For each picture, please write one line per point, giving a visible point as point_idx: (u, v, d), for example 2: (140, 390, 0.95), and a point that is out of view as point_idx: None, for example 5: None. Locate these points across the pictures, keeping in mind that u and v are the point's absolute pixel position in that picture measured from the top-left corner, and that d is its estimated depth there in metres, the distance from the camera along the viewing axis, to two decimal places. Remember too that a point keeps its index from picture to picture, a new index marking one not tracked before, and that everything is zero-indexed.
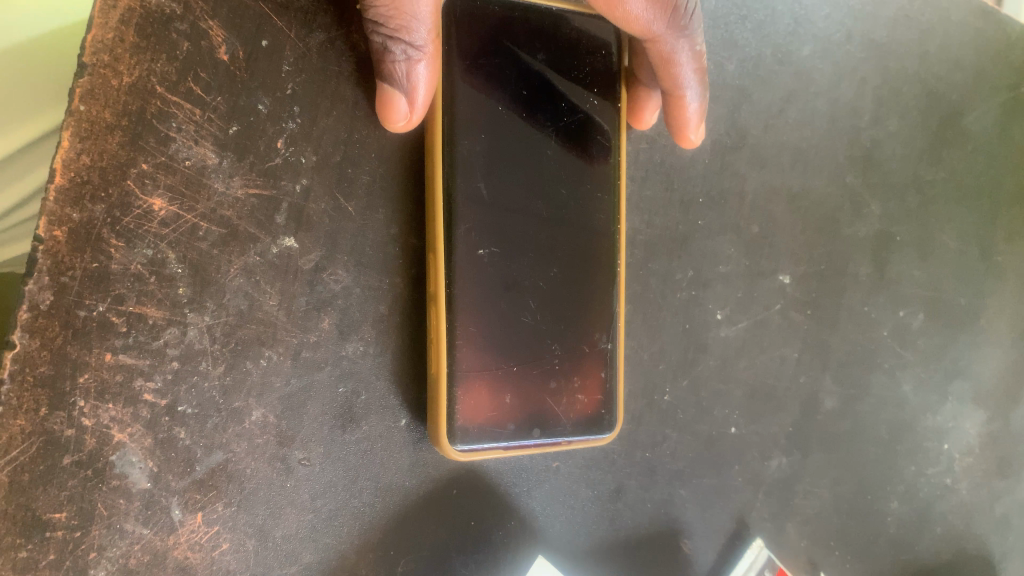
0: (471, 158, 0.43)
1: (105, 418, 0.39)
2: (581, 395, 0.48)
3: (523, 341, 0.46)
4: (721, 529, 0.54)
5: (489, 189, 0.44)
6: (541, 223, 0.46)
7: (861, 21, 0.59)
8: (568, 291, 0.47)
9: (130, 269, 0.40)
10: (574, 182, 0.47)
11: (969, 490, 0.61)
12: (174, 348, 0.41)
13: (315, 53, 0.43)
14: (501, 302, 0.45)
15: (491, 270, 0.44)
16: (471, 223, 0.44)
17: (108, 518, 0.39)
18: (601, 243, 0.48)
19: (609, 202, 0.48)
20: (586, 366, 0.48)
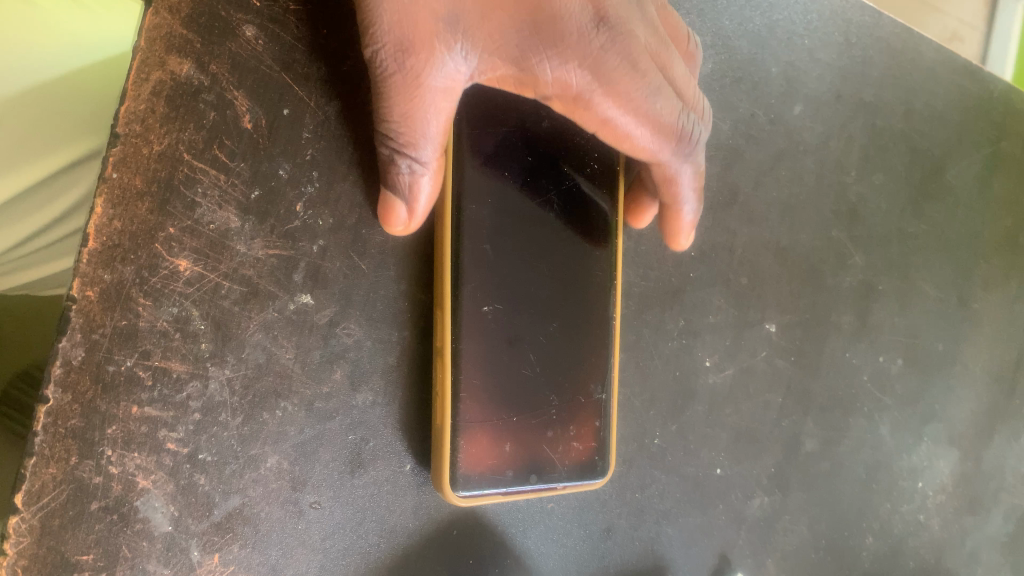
0: (478, 222, 0.46)
1: (130, 466, 0.42)
2: (575, 443, 0.51)
3: (522, 393, 0.48)
4: (705, 564, 0.57)
5: (495, 250, 0.47)
6: (543, 280, 0.49)
7: (849, 81, 0.62)
8: (566, 344, 0.50)
9: (157, 325, 0.42)
10: (573, 242, 0.50)
11: (941, 525, 0.65)
12: (197, 401, 0.43)
13: (334, 120, 0.46)
14: (503, 356, 0.47)
15: (495, 326, 0.47)
16: (480, 281, 0.46)
17: (132, 560, 0.42)
18: (598, 298, 0.51)
19: (606, 260, 0.51)
20: (581, 416, 0.51)
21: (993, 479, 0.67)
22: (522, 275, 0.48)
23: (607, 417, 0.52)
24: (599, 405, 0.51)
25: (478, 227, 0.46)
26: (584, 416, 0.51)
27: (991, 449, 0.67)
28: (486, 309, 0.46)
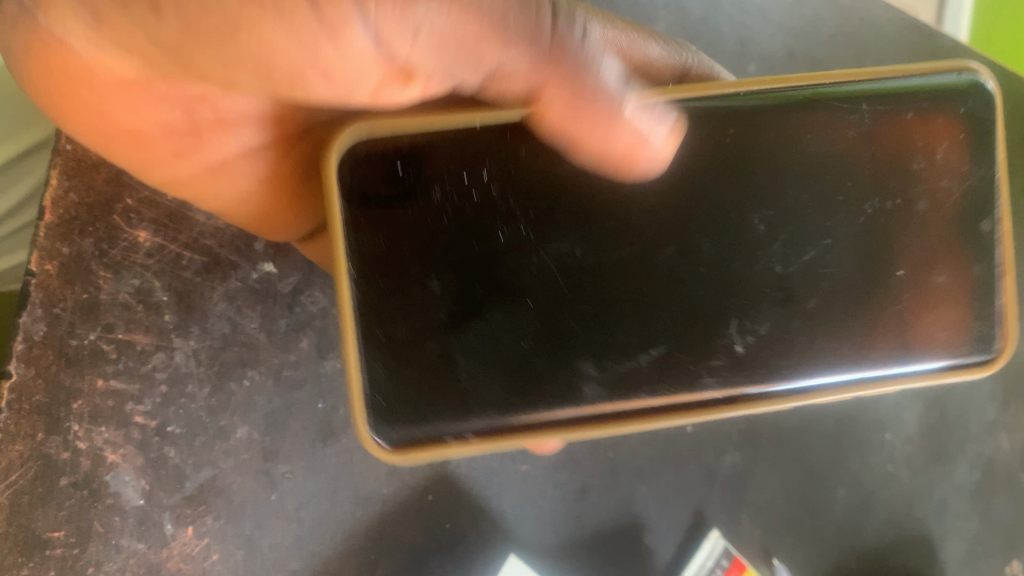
0: (621, 308, 0.36)
1: (99, 441, 0.44)
2: (947, 329, 0.38)
3: (808, 334, 0.37)
4: (680, 521, 0.56)
5: (649, 300, 0.36)
6: (796, 214, 0.37)
7: (801, 40, 0.62)
8: (880, 262, 0.38)
9: (118, 298, 0.45)
10: (822, 134, 0.36)
11: (910, 477, 0.61)
12: (162, 372, 0.45)
13: None
14: (810, 336, 0.37)
15: (753, 332, 0.37)
16: (800, 309, 0.37)
17: (105, 535, 0.43)
18: (889, 204, 0.38)
19: (885, 121, 0.36)
20: (942, 257, 0.38)
21: (958, 429, 0.62)
22: (770, 222, 0.37)
23: (985, 283, 0.38)
24: (966, 278, 0.38)
25: (635, 276, 0.36)
26: (937, 282, 0.38)
27: (956, 396, 0.62)
28: (758, 320, 0.37)
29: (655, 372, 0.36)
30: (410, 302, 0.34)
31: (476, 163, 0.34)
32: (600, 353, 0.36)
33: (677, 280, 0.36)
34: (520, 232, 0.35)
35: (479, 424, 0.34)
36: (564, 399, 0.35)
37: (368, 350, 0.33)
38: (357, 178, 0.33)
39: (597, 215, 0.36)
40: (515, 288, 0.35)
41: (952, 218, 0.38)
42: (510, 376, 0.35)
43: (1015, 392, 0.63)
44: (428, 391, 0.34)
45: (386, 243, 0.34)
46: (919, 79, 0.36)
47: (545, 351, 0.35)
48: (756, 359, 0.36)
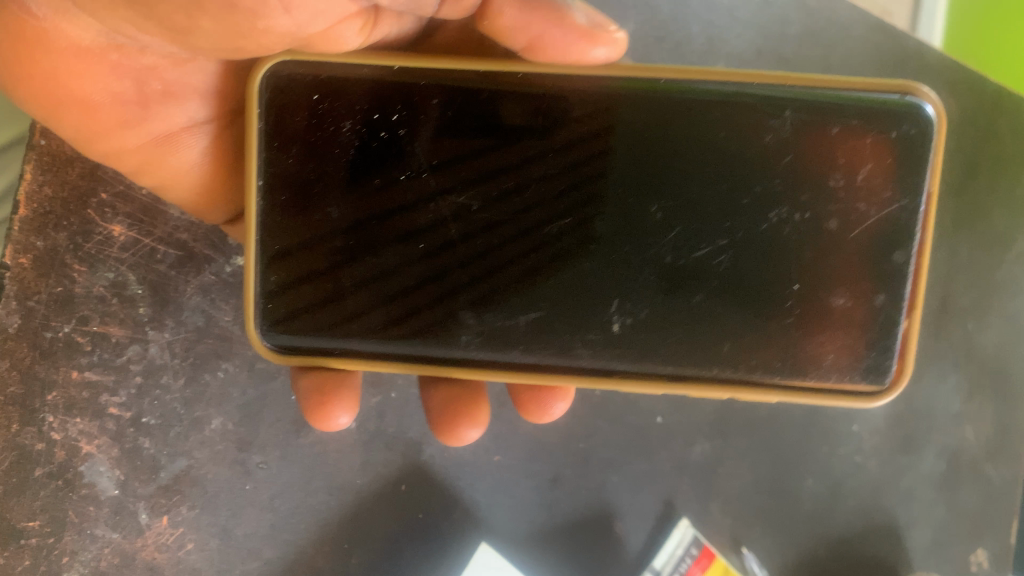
0: (510, 273, 0.36)
1: (73, 432, 0.47)
2: (837, 353, 0.35)
3: (690, 314, 0.36)
4: (650, 511, 0.57)
5: (535, 270, 0.36)
6: (702, 207, 0.35)
7: (770, 39, 0.63)
8: (780, 270, 0.35)
9: (93, 291, 0.46)
10: (736, 135, 0.35)
11: (877, 466, 0.62)
12: (137, 364, 0.47)
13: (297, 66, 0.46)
14: (689, 330, 0.36)
15: (631, 314, 0.36)
16: (682, 300, 0.36)
17: (80, 524, 0.47)
18: (799, 213, 0.35)
19: (803, 131, 0.34)
20: (845, 279, 0.35)
21: (923, 419, 0.63)
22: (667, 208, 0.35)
23: (885, 315, 0.35)
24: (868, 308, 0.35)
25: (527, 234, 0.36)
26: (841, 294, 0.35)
27: (922, 388, 0.63)
28: (631, 302, 0.36)
29: (529, 334, 0.36)
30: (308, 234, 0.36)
31: (391, 111, 0.35)
32: (479, 305, 0.36)
33: (563, 252, 0.36)
34: (422, 178, 0.36)
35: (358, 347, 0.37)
36: (436, 342, 0.37)
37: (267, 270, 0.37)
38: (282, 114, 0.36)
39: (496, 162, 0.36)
40: (411, 232, 0.36)
41: (867, 241, 0.35)
42: (398, 312, 0.37)
43: (979, 383, 0.63)
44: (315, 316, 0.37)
45: (295, 165, 0.36)
46: (861, 89, 0.34)
47: (420, 295, 0.37)
48: (631, 341, 0.36)
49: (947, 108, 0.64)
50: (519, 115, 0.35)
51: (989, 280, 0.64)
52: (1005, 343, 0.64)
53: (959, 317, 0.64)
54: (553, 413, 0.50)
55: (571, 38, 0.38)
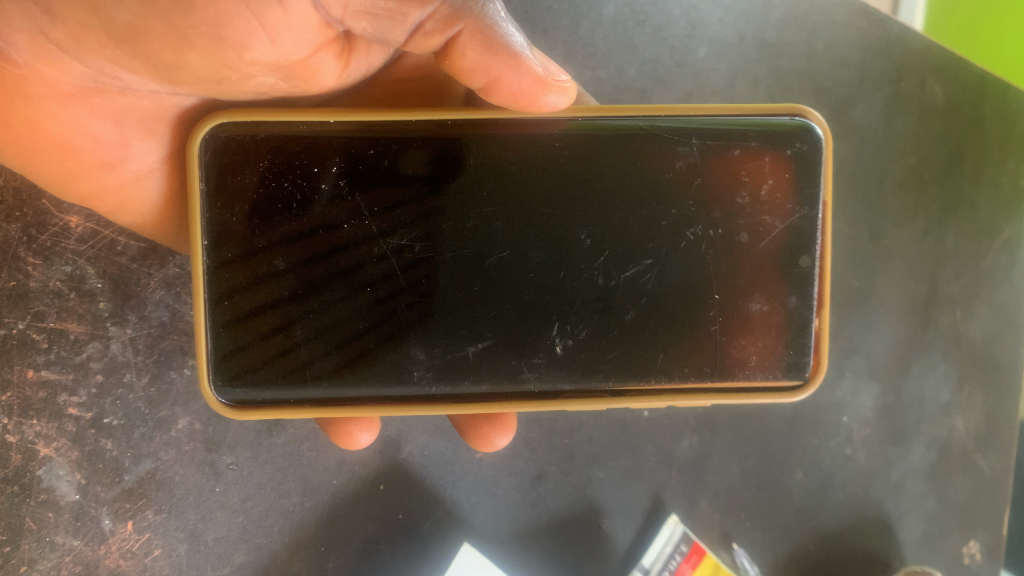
0: (495, 299, 0.37)
1: (30, 434, 0.45)
2: (760, 353, 0.38)
3: (675, 298, 0.38)
4: (639, 508, 0.55)
5: (534, 288, 0.37)
6: (623, 235, 0.37)
7: (752, 23, 0.58)
8: (694, 283, 0.38)
9: (49, 285, 0.45)
10: (624, 159, 0.37)
11: (868, 458, 0.61)
12: (97, 362, 0.46)
13: (332, 151, 0.36)
14: (652, 328, 0.38)
15: (585, 330, 0.38)
16: (615, 319, 0.38)
17: (38, 530, 0.45)
18: (711, 230, 0.38)
19: (710, 157, 0.37)
20: (759, 286, 0.38)
21: (914, 410, 0.61)
22: (571, 159, 0.37)
23: (800, 318, 0.38)
24: (789, 220, 0.37)
25: (485, 222, 0.37)
26: (755, 204, 0.37)
27: (910, 378, 0.61)
28: (618, 302, 0.38)
29: (491, 343, 0.37)
30: (271, 326, 0.37)
31: (332, 168, 0.36)
32: (429, 340, 0.37)
33: (509, 282, 0.37)
34: (364, 226, 0.37)
35: (354, 395, 0.38)
36: (389, 381, 0.37)
37: (221, 373, 0.37)
38: (225, 176, 0.36)
39: (439, 207, 0.37)
40: (356, 275, 0.37)
41: (777, 250, 0.38)
42: (346, 358, 0.37)
43: (969, 373, 0.62)
44: (282, 366, 0.37)
45: (243, 227, 0.36)
46: (742, 118, 0.37)
47: (386, 338, 0.37)
48: (573, 361, 0.38)
49: (933, 94, 0.61)
50: (479, 157, 0.36)
51: (977, 269, 0.62)
52: (993, 332, 0.63)
53: (949, 305, 0.62)
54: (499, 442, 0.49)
55: (526, 82, 0.36)
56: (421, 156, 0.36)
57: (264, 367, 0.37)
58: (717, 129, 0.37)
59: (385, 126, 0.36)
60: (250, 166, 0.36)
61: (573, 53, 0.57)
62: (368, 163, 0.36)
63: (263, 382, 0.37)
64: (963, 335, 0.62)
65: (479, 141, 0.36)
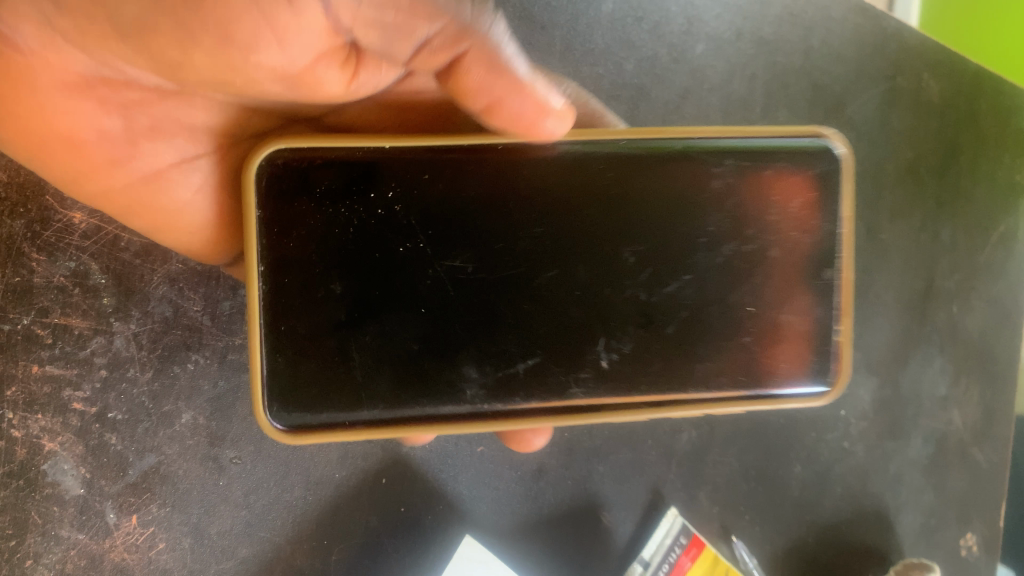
0: (541, 319, 0.37)
1: (35, 429, 0.46)
2: (787, 362, 0.39)
3: (720, 312, 0.38)
4: (639, 501, 0.56)
5: (581, 306, 0.38)
6: (663, 250, 0.38)
7: (749, 20, 0.59)
8: (731, 294, 0.38)
9: (53, 281, 0.45)
10: (658, 179, 0.37)
11: (865, 452, 0.61)
12: (101, 357, 0.46)
13: (383, 171, 0.36)
14: (696, 344, 0.38)
15: (632, 345, 0.38)
16: (659, 333, 0.38)
17: (43, 524, 0.46)
18: (744, 246, 0.38)
19: (744, 174, 0.37)
20: (788, 297, 0.38)
21: (911, 403, 0.62)
22: (616, 179, 0.37)
23: (827, 324, 0.39)
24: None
25: (534, 239, 0.37)
26: (784, 220, 0.38)
27: (907, 372, 0.61)
28: (659, 317, 0.38)
29: (545, 359, 0.37)
30: (327, 352, 0.36)
31: (386, 188, 0.36)
32: (482, 357, 0.37)
33: (555, 299, 0.37)
34: (419, 248, 0.37)
35: (417, 416, 0.37)
36: (445, 399, 0.37)
37: (274, 399, 0.36)
38: (280, 200, 0.35)
39: (491, 226, 0.37)
40: (413, 297, 0.37)
41: (802, 263, 0.38)
42: (407, 383, 0.37)
43: (965, 366, 0.63)
44: (337, 390, 0.37)
45: (297, 251, 0.36)
46: (765, 139, 0.37)
47: (439, 357, 0.37)
48: (620, 375, 0.38)
49: (929, 90, 0.61)
50: (529, 174, 0.36)
51: (973, 263, 0.62)
52: (989, 326, 0.63)
53: (946, 299, 0.62)
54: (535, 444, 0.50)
55: (528, 109, 0.35)
56: (472, 179, 0.36)
57: (318, 392, 0.36)
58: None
59: (420, 150, 0.36)
60: (307, 193, 0.35)
61: (571, 50, 0.57)
62: (422, 189, 0.36)
63: (318, 406, 0.37)
64: (960, 329, 0.62)
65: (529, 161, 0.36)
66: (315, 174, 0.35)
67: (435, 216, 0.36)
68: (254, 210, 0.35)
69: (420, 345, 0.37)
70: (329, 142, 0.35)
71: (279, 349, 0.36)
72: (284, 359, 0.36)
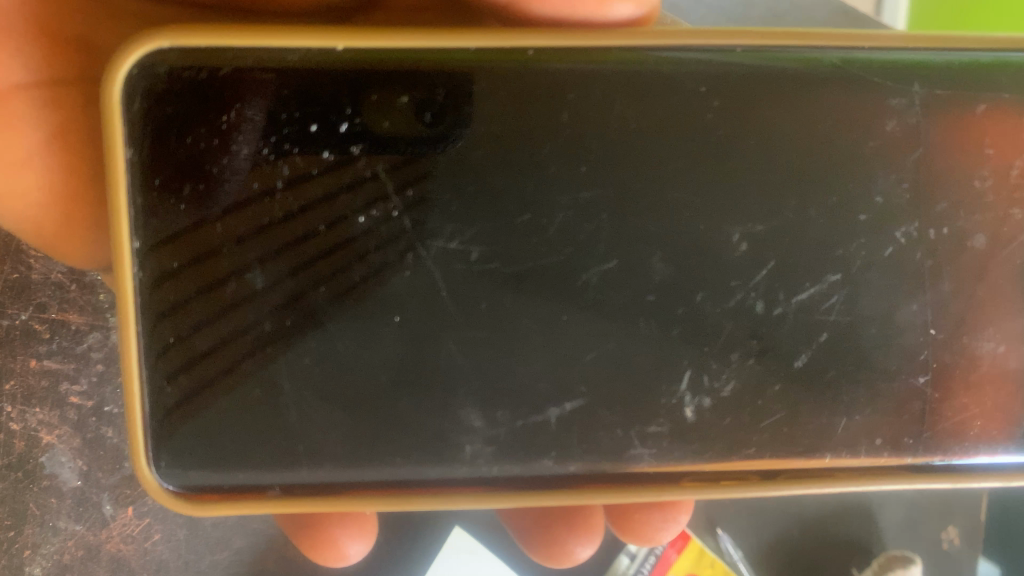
0: (554, 336, 0.32)
1: (33, 422, 0.46)
2: (983, 417, 0.33)
3: (883, 332, 0.33)
4: None
5: (655, 315, 0.32)
6: (791, 232, 0.32)
7: (735, 23, 0.60)
8: (891, 307, 0.32)
9: (51, 278, 0.46)
10: (780, 112, 0.30)
11: None
12: (98, 351, 0.47)
13: (329, 105, 0.29)
14: (808, 392, 0.33)
15: (761, 377, 0.33)
16: (780, 355, 0.32)
17: (42, 516, 0.47)
18: (924, 229, 0.32)
19: (927, 103, 0.30)
20: (989, 321, 0.33)
21: None
22: (723, 123, 0.30)
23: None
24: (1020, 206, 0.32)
25: (584, 208, 0.31)
26: (995, 184, 0.32)
27: None
28: (780, 343, 0.32)
29: (593, 376, 0.32)
30: (249, 376, 0.31)
31: (339, 124, 0.29)
32: (483, 397, 0.32)
33: (612, 311, 0.32)
34: (393, 218, 0.31)
35: (370, 479, 0.32)
36: (430, 461, 0.32)
37: (164, 450, 0.31)
38: (177, 141, 0.28)
39: (516, 186, 0.31)
40: (384, 300, 0.31)
41: (1012, 270, 0.32)
42: (364, 434, 0.32)
43: None
44: (262, 443, 0.31)
45: (200, 218, 0.29)
46: (1020, 52, 0.30)
47: (416, 395, 0.32)
48: (713, 420, 0.32)
49: None
50: (585, 108, 0.30)
51: None
52: None
53: None
54: (580, 555, 0.50)
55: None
56: (482, 113, 0.30)
57: (232, 441, 0.31)
58: (954, 74, 0.30)
59: (421, 55, 0.28)
60: (210, 122, 0.28)
61: None
62: (395, 126, 0.29)
63: (233, 465, 0.31)
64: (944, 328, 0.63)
65: (577, 88, 0.29)
66: (229, 100, 0.28)
67: (409, 164, 0.30)
68: (123, 147, 0.28)
69: (384, 365, 0.31)
70: (279, 41, 0.27)
71: (170, 383, 0.31)
72: (178, 390, 0.31)
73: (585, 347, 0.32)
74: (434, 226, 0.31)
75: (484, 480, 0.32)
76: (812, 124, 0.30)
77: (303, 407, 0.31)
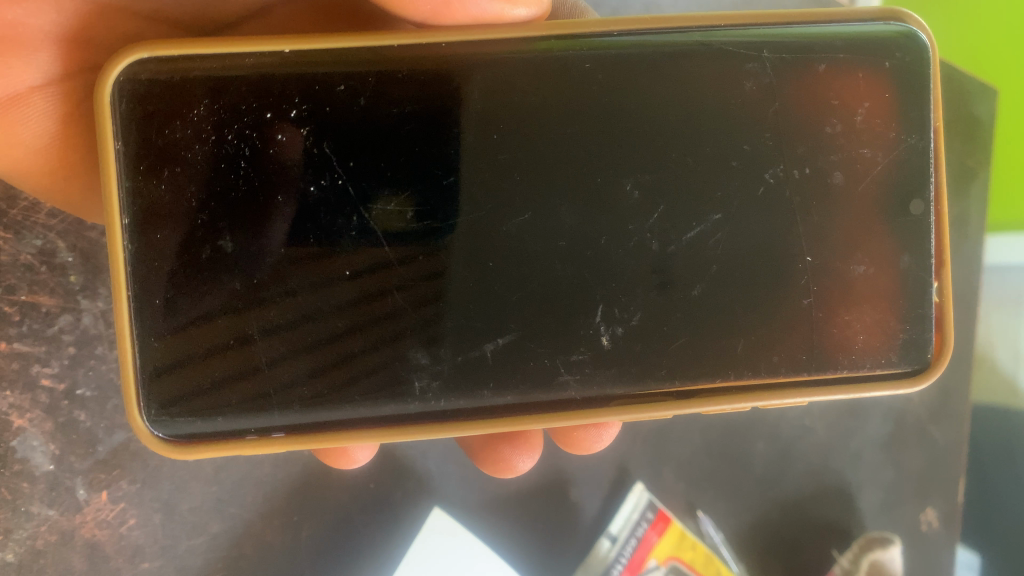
0: (494, 288, 0.31)
1: (4, 405, 0.46)
2: (867, 332, 0.32)
3: (764, 256, 0.32)
4: (605, 477, 0.57)
5: (569, 262, 0.32)
6: (676, 182, 0.31)
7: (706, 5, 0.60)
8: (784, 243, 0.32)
9: (21, 259, 0.45)
10: (671, 78, 0.31)
11: (826, 430, 0.61)
12: (69, 334, 0.46)
13: (267, 83, 0.29)
14: (709, 326, 0.32)
15: (653, 321, 0.32)
16: (681, 296, 0.32)
17: (14, 501, 0.46)
18: (796, 170, 0.32)
19: (788, 75, 0.31)
20: (862, 243, 0.32)
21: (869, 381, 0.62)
22: (609, 87, 0.31)
23: (913, 279, 0.32)
24: (896, 152, 0.32)
25: (495, 169, 0.31)
26: (846, 133, 0.32)
27: None
28: (680, 277, 0.32)
29: (526, 333, 0.31)
30: (224, 335, 0.31)
31: (286, 105, 0.30)
32: (435, 341, 0.31)
33: (531, 256, 0.31)
34: (339, 186, 0.31)
35: (338, 417, 0.31)
36: (387, 397, 0.31)
37: (153, 403, 0.31)
38: (148, 126, 0.29)
39: (442, 151, 0.31)
40: (336, 254, 0.31)
41: (880, 193, 0.32)
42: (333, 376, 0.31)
43: None
44: (241, 391, 0.31)
45: (173, 195, 0.30)
46: (845, 25, 0.31)
47: (379, 339, 0.31)
48: (623, 357, 0.32)
49: None
50: (487, 79, 0.30)
51: None
52: None
53: None
54: (520, 466, 0.49)
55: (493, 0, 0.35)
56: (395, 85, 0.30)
57: (217, 389, 0.31)
58: (842, 44, 0.31)
59: (359, 54, 0.30)
60: (182, 115, 0.29)
61: None
62: (337, 105, 0.30)
63: (214, 410, 0.31)
64: None
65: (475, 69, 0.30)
66: (186, 91, 0.29)
67: (355, 136, 0.30)
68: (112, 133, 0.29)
69: (341, 313, 0.31)
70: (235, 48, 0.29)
71: (153, 338, 0.30)
72: (160, 347, 0.30)
73: (512, 295, 0.31)
74: (374, 190, 0.31)
75: (449, 411, 0.31)
76: (704, 93, 0.31)
77: (276, 353, 0.31)
